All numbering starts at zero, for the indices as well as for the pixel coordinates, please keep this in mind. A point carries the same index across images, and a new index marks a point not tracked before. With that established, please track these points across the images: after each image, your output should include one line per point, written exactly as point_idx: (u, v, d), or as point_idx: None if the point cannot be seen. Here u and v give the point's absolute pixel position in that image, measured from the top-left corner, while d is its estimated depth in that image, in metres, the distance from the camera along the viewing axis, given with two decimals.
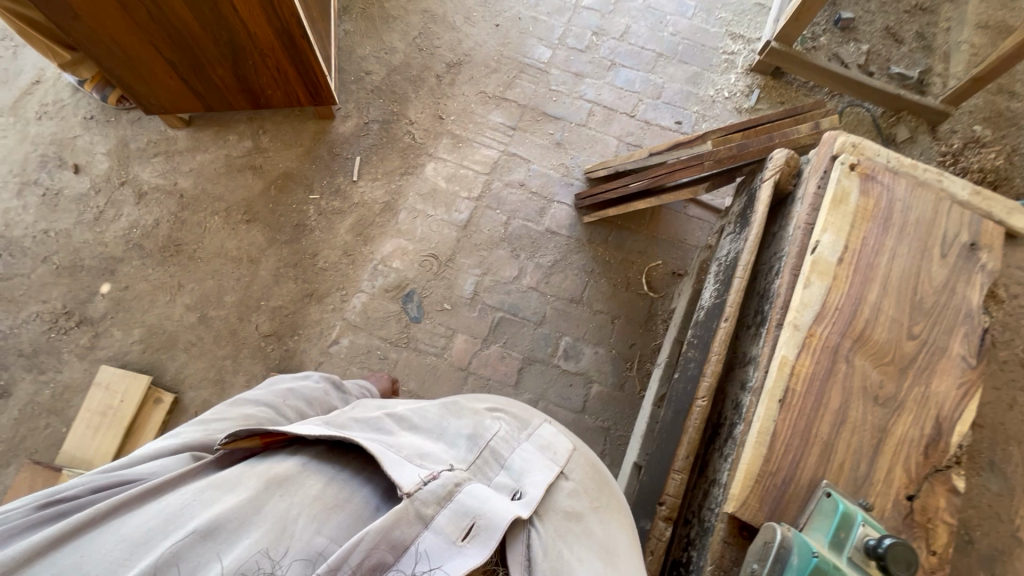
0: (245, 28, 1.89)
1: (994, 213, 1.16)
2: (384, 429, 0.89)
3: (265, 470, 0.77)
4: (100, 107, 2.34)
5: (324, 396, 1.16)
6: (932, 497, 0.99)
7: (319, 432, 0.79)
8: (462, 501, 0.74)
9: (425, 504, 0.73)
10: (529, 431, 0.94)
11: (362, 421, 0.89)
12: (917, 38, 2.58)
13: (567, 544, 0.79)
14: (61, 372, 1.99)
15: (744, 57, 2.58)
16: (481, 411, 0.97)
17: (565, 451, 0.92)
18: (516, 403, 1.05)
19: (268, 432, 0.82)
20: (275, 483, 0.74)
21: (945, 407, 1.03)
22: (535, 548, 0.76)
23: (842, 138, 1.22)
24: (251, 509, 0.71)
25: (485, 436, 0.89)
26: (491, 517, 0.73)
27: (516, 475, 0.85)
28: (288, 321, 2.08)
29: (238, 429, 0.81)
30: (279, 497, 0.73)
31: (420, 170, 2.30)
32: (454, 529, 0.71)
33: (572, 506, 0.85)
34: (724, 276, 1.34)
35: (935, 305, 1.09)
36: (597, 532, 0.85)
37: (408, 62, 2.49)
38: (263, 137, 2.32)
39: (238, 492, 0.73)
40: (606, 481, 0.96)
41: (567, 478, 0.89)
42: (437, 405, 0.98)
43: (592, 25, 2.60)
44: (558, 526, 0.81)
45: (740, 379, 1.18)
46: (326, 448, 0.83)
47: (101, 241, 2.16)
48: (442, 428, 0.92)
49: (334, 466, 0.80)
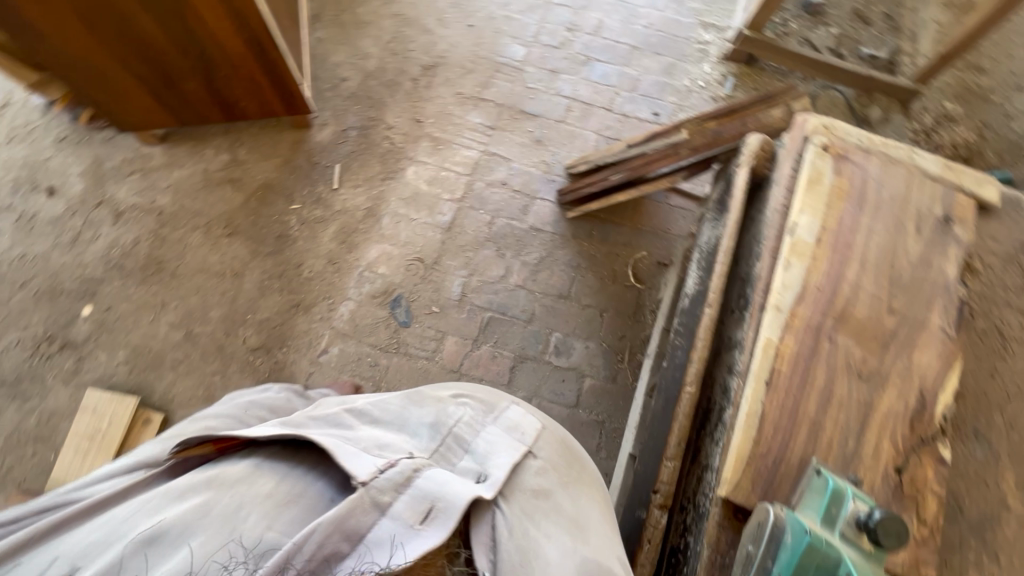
0: (214, 40, 1.87)
1: (967, 184, 1.19)
2: (343, 425, 0.88)
3: (216, 473, 0.78)
4: (71, 127, 2.31)
5: (287, 403, 1.28)
6: (921, 469, 1.00)
7: (272, 432, 0.80)
8: (420, 486, 0.73)
9: (382, 492, 0.72)
10: (495, 414, 0.93)
11: (320, 418, 0.89)
12: (885, 19, 2.62)
13: (534, 522, 0.79)
14: (46, 398, 1.96)
15: (717, 46, 2.60)
16: (445, 398, 0.95)
17: (533, 430, 0.90)
18: (485, 388, 1.04)
19: (220, 437, 0.83)
20: (223, 486, 0.76)
21: (927, 379, 1.05)
22: (499, 529, 0.76)
23: (813, 120, 1.24)
24: (196, 513, 0.72)
25: (448, 423, 0.89)
26: (450, 500, 0.72)
27: (480, 458, 0.85)
28: (276, 333, 2.06)
29: (188, 436, 0.84)
30: (226, 499, 0.74)
31: (400, 174, 2.30)
32: (412, 513, 0.71)
33: (541, 484, 0.85)
34: (706, 262, 1.35)
35: (913, 280, 1.11)
36: (566, 507, 0.85)
37: (383, 67, 2.48)
38: (240, 149, 2.30)
39: (185, 498, 0.75)
40: (578, 458, 0.95)
41: (536, 456, 0.88)
42: (398, 396, 0.95)
43: (565, 21, 2.61)
44: (524, 505, 0.80)
45: (727, 364, 1.19)
46: (280, 447, 0.82)
47: (80, 263, 2.12)
48: (404, 419, 0.91)
49: (288, 463, 0.80)
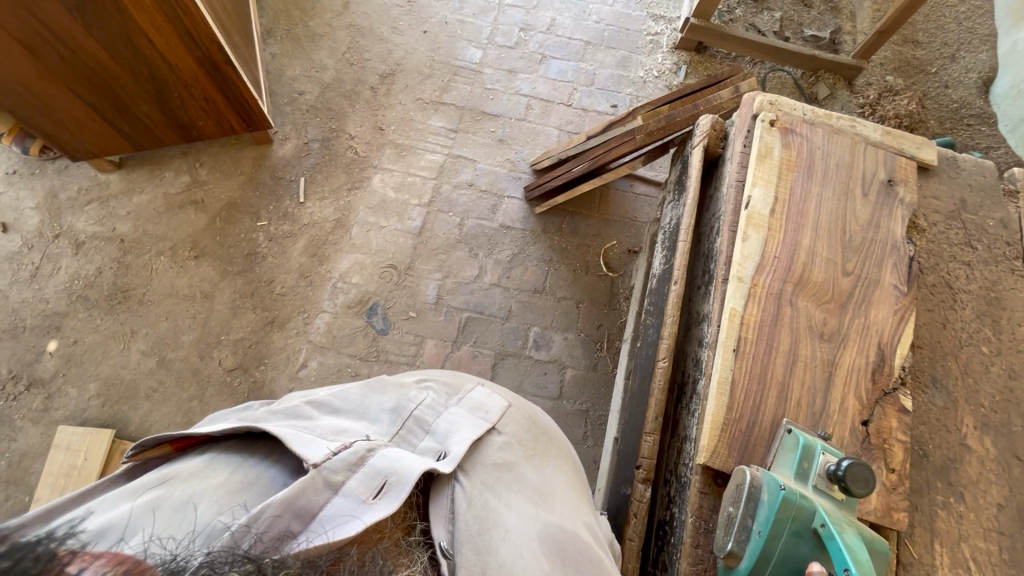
0: (164, 61, 1.84)
1: (906, 149, 1.26)
2: (303, 416, 0.84)
3: (173, 471, 0.73)
4: (22, 160, 2.25)
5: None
6: (885, 419, 1.05)
7: (229, 426, 0.76)
8: (373, 464, 0.74)
9: (334, 472, 0.72)
10: (459, 396, 0.96)
11: (280, 411, 0.85)
12: (824, 1, 2.72)
13: (494, 492, 0.82)
14: (16, 440, 1.89)
15: (668, 36, 2.67)
16: (408, 383, 0.97)
17: (497, 408, 0.94)
18: (450, 373, 1.07)
19: (179, 436, 0.79)
20: (180, 480, 0.71)
21: (885, 333, 1.10)
22: (458, 500, 0.79)
23: (760, 97, 1.29)
24: (151, 506, 0.67)
25: (409, 407, 0.91)
26: (402, 474, 0.73)
27: (441, 438, 0.87)
28: (252, 352, 2.03)
29: (143, 437, 0.77)
30: (185, 490, 0.70)
31: (367, 183, 2.29)
32: (365, 489, 0.72)
33: (503, 457, 0.87)
34: (670, 242, 1.39)
35: (864, 241, 1.16)
36: (530, 477, 0.88)
37: (340, 78, 2.47)
38: (201, 170, 2.27)
39: (135, 496, 0.69)
40: (544, 431, 0.98)
41: (500, 432, 0.91)
42: (360, 385, 0.95)
43: (519, 21, 2.65)
44: (485, 477, 0.83)
45: (697, 337, 1.22)
46: (238, 440, 0.79)
47: (42, 298, 2.06)
48: (364, 406, 0.90)
49: (244, 454, 0.77)
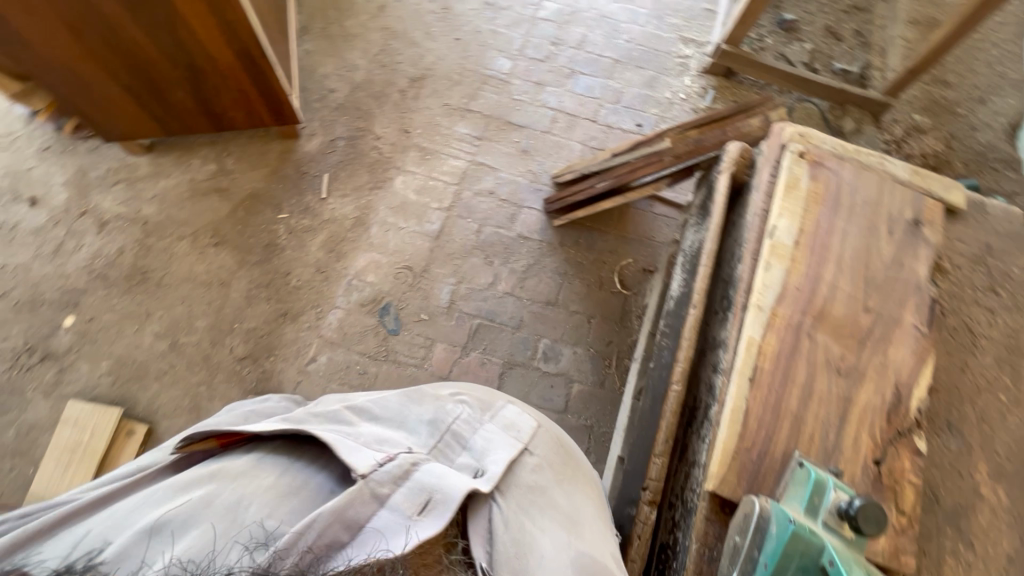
0: (203, 51, 1.88)
1: (935, 190, 1.26)
2: (344, 421, 0.90)
3: (220, 468, 0.81)
4: (55, 137, 2.29)
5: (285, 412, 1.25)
6: (898, 460, 1.04)
7: (276, 428, 0.83)
8: (418, 479, 0.76)
9: (380, 484, 0.75)
10: (492, 413, 0.96)
11: (323, 415, 0.90)
12: (855, 36, 2.73)
13: (529, 515, 0.83)
14: (25, 411, 1.92)
15: (697, 60, 2.69)
16: (444, 396, 0.98)
17: (529, 429, 0.93)
18: (482, 388, 1.07)
19: (225, 432, 0.86)
20: (225, 479, 0.79)
21: (903, 373, 1.09)
22: (496, 520, 0.80)
23: (790, 128, 1.30)
24: (199, 504, 0.75)
25: (446, 420, 0.93)
26: (447, 491, 0.75)
27: (478, 454, 0.89)
28: (263, 342, 2.05)
29: (192, 432, 0.85)
30: (228, 489, 0.77)
31: (389, 183, 2.32)
32: (410, 505, 0.74)
33: (536, 480, 0.88)
34: (690, 265, 1.40)
35: (887, 279, 1.16)
36: (561, 502, 0.88)
37: (371, 78, 2.51)
38: (228, 159, 2.30)
39: (193, 491, 0.78)
40: (571, 455, 0.98)
41: (532, 453, 0.91)
42: (398, 394, 0.98)
43: (550, 35, 2.68)
44: (519, 499, 0.84)
45: (712, 362, 1.22)
46: (283, 442, 0.86)
47: (63, 274, 2.10)
48: (403, 416, 0.94)
49: (291, 456, 0.83)
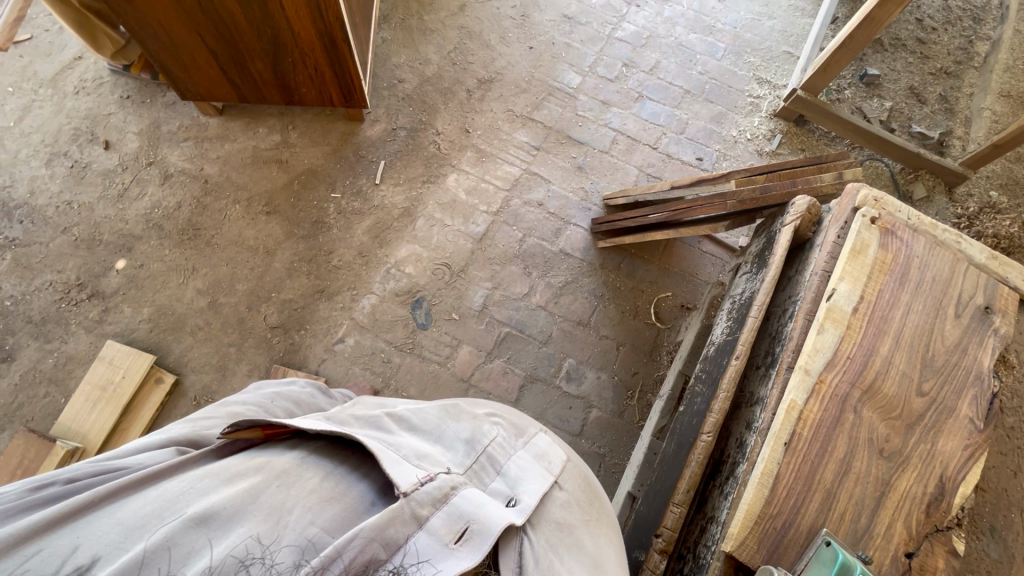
0: (289, 27, 1.94)
1: (1010, 278, 1.17)
2: (384, 427, 0.93)
3: (264, 462, 0.79)
4: (137, 87, 2.40)
5: (310, 399, 1.27)
6: (932, 557, 0.98)
7: (323, 427, 0.83)
8: (456, 505, 0.77)
9: (420, 505, 0.75)
10: (525, 440, 0.97)
11: (362, 418, 0.93)
12: (940, 100, 2.63)
13: (557, 553, 0.81)
14: (66, 342, 2.00)
15: (769, 102, 2.63)
16: (480, 416, 1.00)
17: (559, 461, 0.95)
18: (516, 413, 1.09)
19: (270, 424, 0.85)
20: (271, 475, 0.77)
21: (950, 466, 1.03)
22: (526, 555, 0.77)
23: (864, 190, 1.25)
24: (246, 498, 0.73)
25: (483, 441, 0.93)
26: (485, 523, 0.75)
27: (512, 482, 0.88)
28: (296, 315, 2.09)
29: (241, 418, 0.84)
30: (275, 488, 0.75)
31: (442, 180, 2.34)
32: (448, 532, 0.74)
33: (564, 517, 0.88)
34: (738, 314, 1.37)
35: (946, 363, 1.09)
36: (587, 545, 0.87)
37: (440, 74, 2.54)
38: (292, 133, 2.37)
39: (236, 482, 0.75)
40: (597, 497, 0.98)
41: (561, 488, 0.92)
42: (437, 408, 1.01)
43: (624, 56, 2.66)
44: (549, 535, 0.83)
45: (747, 419, 1.19)
46: (326, 443, 0.86)
47: (123, 219, 2.18)
48: (441, 431, 0.96)
49: (335, 460, 0.83)
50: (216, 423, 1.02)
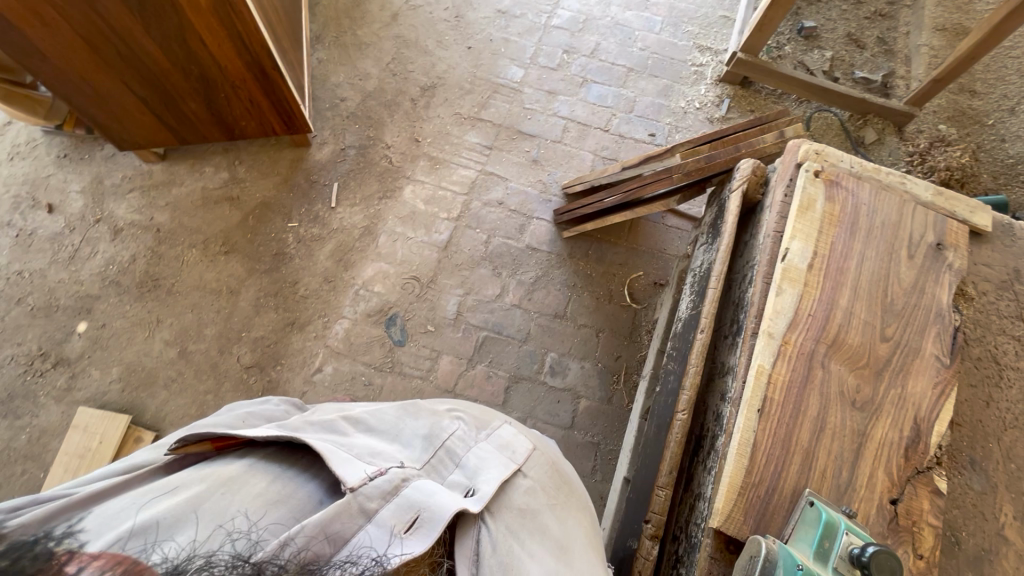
0: (215, 62, 1.90)
1: (959, 212, 1.19)
2: (338, 430, 0.89)
3: (210, 471, 0.77)
4: (73, 144, 2.34)
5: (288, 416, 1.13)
6: (916, 500, 0.99)
7: (270, 432, 0.80)
8: (407, 496, 0.76)
9: (369, 499, 0.75)
10: (488, 432, 0.96)
11: (317, 423, 0.89)
12: (878, 43, 2.65)
13: (518, 539, 0.80)
14: (38, 415, 1.94)
15: (713, 68, 2.63)
16: (440, 412, 0.99)
17: (524, 450, 0.93)
18: (478, 406, 1.07)
19: (218, 435, 0.83)
20: (216, 482, 0.74)
21: (922, 408, 1.03)
22: (484, 542, 0.78)
23: (805, 145, 1.24)
24: (188, 507, 0.70)
25: (441, 436, 0.92)
26: (435, 510, 0.75)
27: (470, 472, 0.87)
28: (271, 351, 2.05)
29: (187, 433, 0.83)
30: (219, 494, 0.73)
31: (398, 193, 2.31)
32: (398, 522, 0.73)
33: (527, 503, 0.87)
34: (699, 286, 1.37)
35: (906, 306, 1.10)
36: (552, 528, 0.86)
37: (382, 87, 2.51)
38: (239, 168, 2.32)
39: (178, 492, 0.73)
40: (565, 481, 0.97)
41: (525, 475, 0.90)
42: (395, 407, 0.99)
43: (563, 43, 2.65)
44: (510, 522, 0.82)
45: (720, 390, 1.19)
46: (276, 449, 0.83)
47: (77, 281, 2.13)
48: (399, 429, 0.93)
49: (283, 464, 0.81)
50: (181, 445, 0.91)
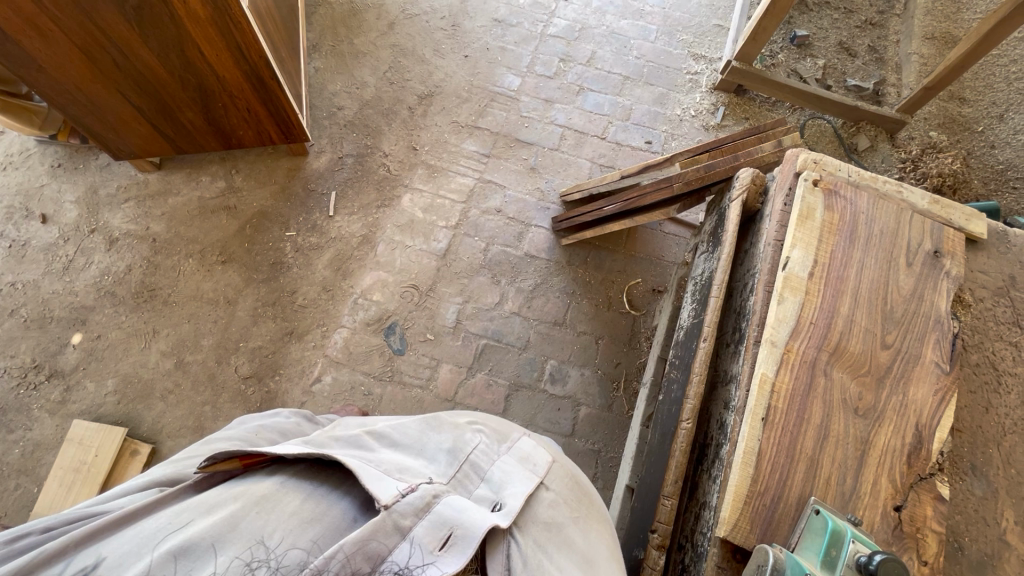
0: (213, 72, 1.90)
1: (954, 219, 1.21)
2: (364, 446, 0.90)
3: (243, 489, 0.77)
4: (67, 154, 2.32)
5: (296, 427, 1.16)
6: (920, 506, 1.00)
7: (300, 450, 0.80)
8: (439, 512, 0.76)
9: (403, 516, 0.74)
10: (508, 445, 0.96)
11: (342, 438, 0.90)
12: (869, 51, 2.69)
13: (547, 553, 0.80)
14: (31, 429, 1.92)
15: (708, 76, 2.66)
16: (461, 424, 0.99)
17: (544, 462, 0.94)
18: (496, 418, 1.08)
19: (247, 453, 0.83)
20: (250, 502, 0.74)
21: (924, 414, 1.04)
22: (514, 558, 0.77)
23: (803, 155, 1.26)
24: (224, 527, 0.71)
25: (465, 450, 0.92)
26: (469, 527, 0.75)
27: (496, 487, 0.88)
28: (269, 361, 2.04)
29: (216, 451, 0.82)
30: (254, 514, 0.73)
31: (396, 202, 2.30)
32: (432, 539, 0.73)
33: (552, 516, 0.87)
34: (701, 295, 1.38)
35: (906, 313, 1.11)
36: (577, 542, 0.86)
37: (380, 95, 2.51)
38: (237, 177, 2.31)
39: (213, 512, 0.73)
40: (586, 494, 0.97)
41: (548, 488, 0.91)
42: (415, 421, 0.99)
43: (559, 52, 2.67)
44: (538, 536, 0.82)
45: (724, 399, 1.20)
46: (307, 466, 0.83)
47: (72, 291, 2.10)
48: (422, 444, 0.94)
49: (314, 481, 0.81)
50: (198, 461, 0.97)
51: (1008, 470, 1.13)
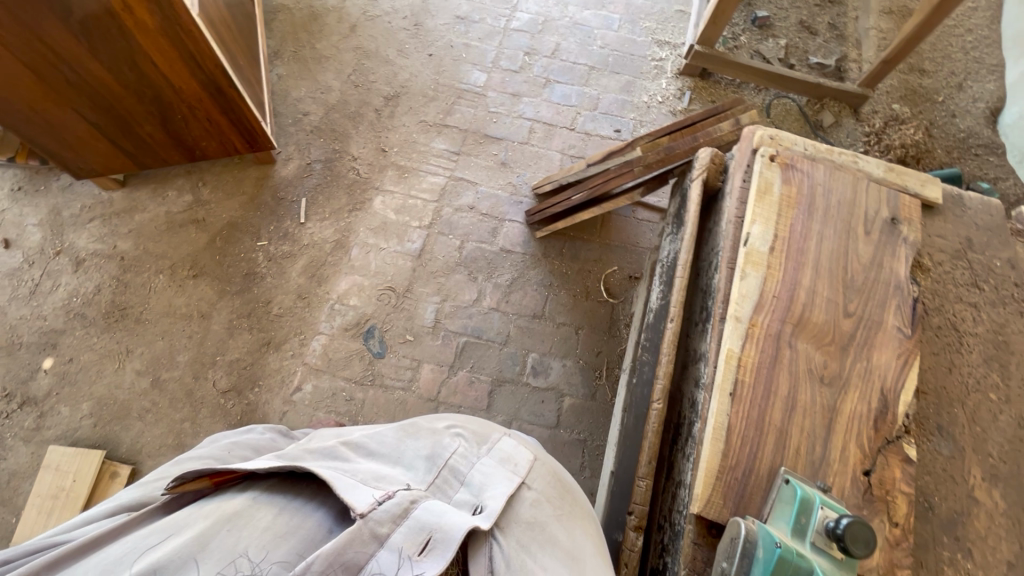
0: (169, 83, 1.86)
1: (909, 185, 1.23)
2: (341, 457, 0.89)
3: (214, 507, 0.76)
4: (26, 176, 2.27)
5: (272, 442, 1.13)
6: (888, 469, 1.01)
7: (271, 464, 0.80)
8: (417, 518, 0.75)
9: (379, 523, 0.74)
10: (489, 446, 0.96)
11: (318, 451, 0.89)
12: (829, 28, 2.73)
13: (530, 553, 0.81)
14: (5, 458, 1.88)
15: (672, 62, 2.68)
16: (440, 429, 0.98)
17: (525, 462, 0.93)
18: (478, 420, 1.07)
19: (217, 471, 0.81)
20: (222, 519, 0.73)
21: (888, 378, 1.06)
22: (497, 559, 0.78)
23: (760, 132, 1.27)
24: (194, 547, 0.70)
25: (443, 455, 0.91)
26: (447, 530, 0.74)
27: (476, 490, 0.87)
28: (247, 374, 2.01)
29: (185, 470, 0.81)
30: (225, 532, 0.72)
31: (368, 205, 2.29)
32: (410, 544, 0.72)
33: (534, 515, 0.87)
34: (668, 277, 1.38)
35: (866, 282, 1.12)
36: (561, 539, 0.86)
37: (345, 99, 2.49)
38: (203, 189, 2.28)
39: (182, 532, 0.72)
40: (567, 489, 0.97)
41: (530, 487, 0.91)
42: (393, 428, 0.98)
43: (524, 45, 2.67)
44: (520, 536, 0.82)
45: (694, 377, 1.20)
46: (279, 479, 0.82)
47: (40, 316, 2.06)
48: (400, 451, 0.93)
49: (288, 495, 0.80)
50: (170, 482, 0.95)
51: (973, 428, 1.15)
